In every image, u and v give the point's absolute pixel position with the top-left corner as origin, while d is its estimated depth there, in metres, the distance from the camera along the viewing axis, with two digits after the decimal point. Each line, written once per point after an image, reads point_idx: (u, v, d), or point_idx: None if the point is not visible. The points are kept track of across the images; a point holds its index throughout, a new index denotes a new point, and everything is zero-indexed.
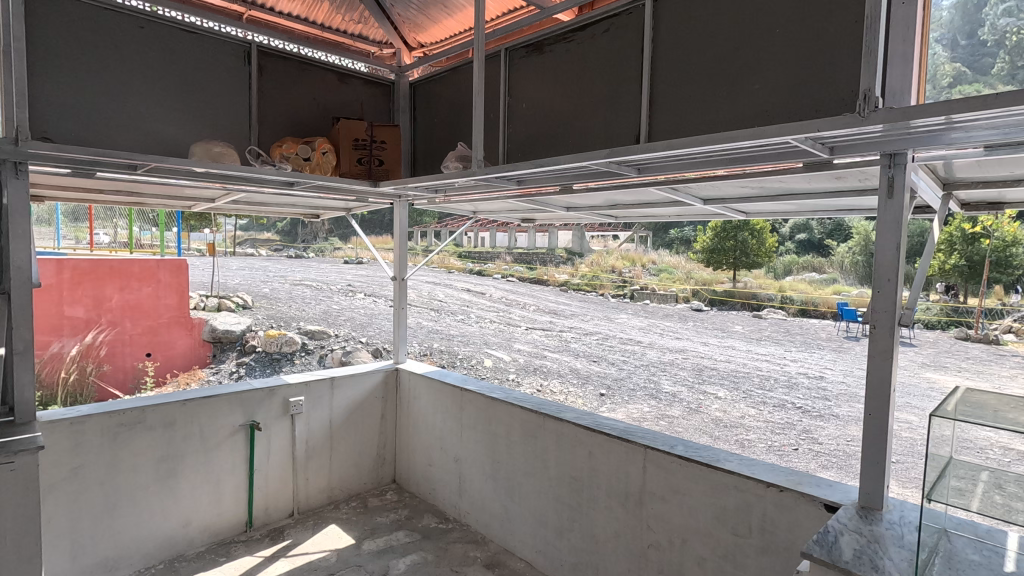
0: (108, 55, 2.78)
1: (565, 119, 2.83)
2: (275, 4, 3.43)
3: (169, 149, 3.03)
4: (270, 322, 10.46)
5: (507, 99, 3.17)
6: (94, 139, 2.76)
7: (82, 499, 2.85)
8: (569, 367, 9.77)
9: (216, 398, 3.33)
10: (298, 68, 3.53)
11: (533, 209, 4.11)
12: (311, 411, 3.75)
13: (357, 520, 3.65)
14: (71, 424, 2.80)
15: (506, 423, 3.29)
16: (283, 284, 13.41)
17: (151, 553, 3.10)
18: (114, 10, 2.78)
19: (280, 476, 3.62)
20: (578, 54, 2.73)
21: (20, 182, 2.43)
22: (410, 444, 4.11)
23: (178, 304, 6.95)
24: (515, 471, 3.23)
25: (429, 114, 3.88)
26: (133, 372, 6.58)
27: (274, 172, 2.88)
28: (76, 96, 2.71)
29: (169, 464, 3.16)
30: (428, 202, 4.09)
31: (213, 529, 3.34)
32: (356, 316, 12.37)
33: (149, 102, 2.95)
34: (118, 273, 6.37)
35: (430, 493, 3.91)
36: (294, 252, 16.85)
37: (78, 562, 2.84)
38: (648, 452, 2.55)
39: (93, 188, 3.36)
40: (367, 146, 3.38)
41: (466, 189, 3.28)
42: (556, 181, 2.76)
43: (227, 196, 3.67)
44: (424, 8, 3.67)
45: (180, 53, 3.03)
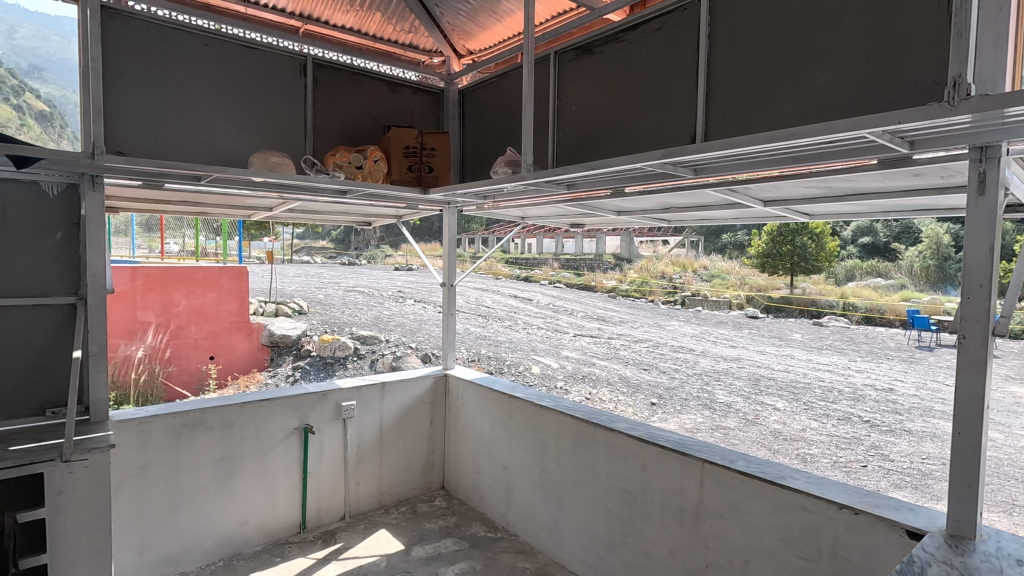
0: (174, 73, 2.92)
1: (615, 122, 2.76)
2: (331, 16, 3.51)
3: (229, 161, 3.16)
4: (324, 327, 10.79)
5: (556, 103, 3.13)
6: (162, 152, 2.90)
7: (148, 496, 2.98)
8: (619, 374, 9.61)
9: (273, 401, 3.42)
10: (351, 79, 3.61)
11: (582, 214, 4.02)
12: (362, 415, 3.81)
13: (406, 526, 3.67)
14: (139, 424, 2.94)
15: (556, 432, 3.23)
16: (337, 290, 13.83)
17: (211, 551, 3.20)
18: (181, 30, 2.92)
19: (333, 479, 3.69)
20: (630, 54, 2.66)
21: (97, 195, 2.62)
22: (458, 451, 4.11)
23: (239, 309, 7.22)
24: (564, 481, 3.16)
25: (478, 120, 3.89)
26: (197, 373, 6.92)
27: (328, 179, 2.93)
28: (147, 110, 2.85)
29: (227, 465, 3.25)
30: (477, 209, 4.10)
31: (269, 530, 3.42)
32: (405, 322, 12.57)
33: (211, 115, 3.07)
34: (184, 280, 6.70)
35: (478, 501, 3.89)
36: (346, 258, 17.32)
37: (144, 557, 2.98)
38: (705, 466, 2.43)
39: (161, 199, 3.55)
40: (417, 153, 3.41)
41: (515, 195, 3.25)
42: (607, 184, 2.68)
43: (283, 205, 3.79)
44: (474, 15, 3.69)
45: (241, 67, 3.15)
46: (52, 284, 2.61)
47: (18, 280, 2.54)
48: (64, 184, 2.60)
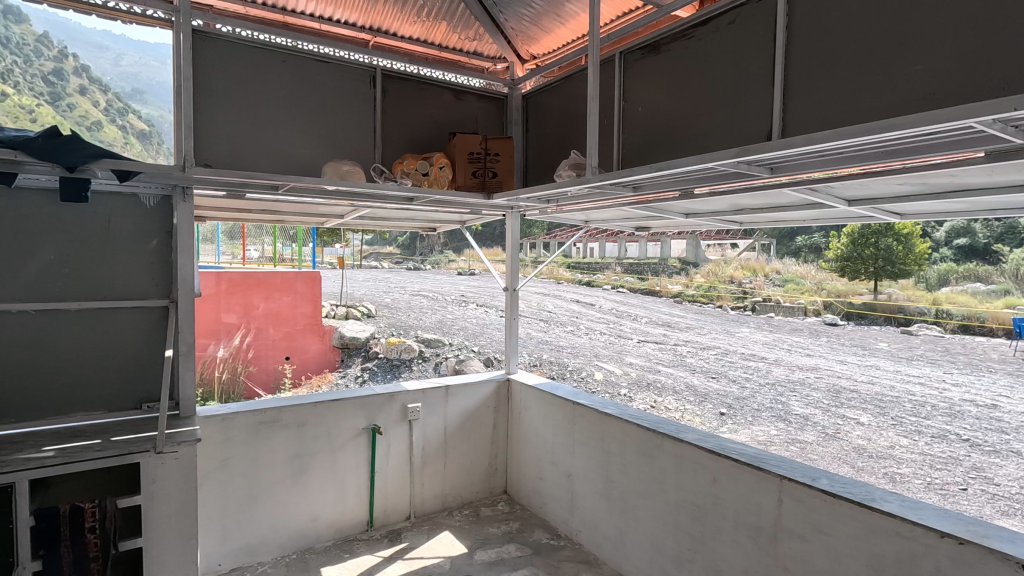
0: (255, 89, 3.10)
1: (684, 122, 2.68)
2: (399, 28, 3.58)
3: (304, 170, 3.31)
4: (390, 330, 11.15)
5: (621, 104, 3.07)
6: (244, 163, 3.08)
7: (229, 488, 3.16)
8: (685, 383, 9.31)
9: (343, 401, 3.54)
10: (417, 88, 3.70)
11: (648, 217, 3.90)
12: (427, 417, 3.88)
13: (469, 529, 3.69)
14: (222, 420, 3.12)
15: (621, 441, 3.15)
16: (403, 294, 14.26)
17: (285, 544, 3.35)
18: (261, 48, 3.09)
19: (399, 479, 3.77)
20: (699, 51, 2.56)
21: (187, 205, 2.83)
22: (520, 456, 4.09)
23: (312, 313, 7.58)
24: (630, 492, 3.07)
25: (541, 124, 3.88)
26: (273, 372, 7.29)
27: (396, 187, 3.00)
28: (231, 125, 3.04)
29: (301, 461, 3.39)
30: (540, 213, 4.08)
31: (338, 526, 3.54)
32: (468, 326, 12.75)
33: (288, 127, 3.23)
34: (263, 284, 7.11)
35: (541, 507, 3.85)
36: (412, 264, 17.86)
37: (225, 546, 3.15)
38: (783, 482, 2.29)
39: (243, 208, 3.78)
40: (482, 159, 3.44)
41: (579, 198, 3.21)
42: (676, 186, 2.59)
43: (354, 212, 3.93)
44: (538, 18, 3.61)
45: (315, 81, 3.30)
46: (147, 288, 2.84)
47: (118, 284, 2.77)
48: (159, 196, 2.81)
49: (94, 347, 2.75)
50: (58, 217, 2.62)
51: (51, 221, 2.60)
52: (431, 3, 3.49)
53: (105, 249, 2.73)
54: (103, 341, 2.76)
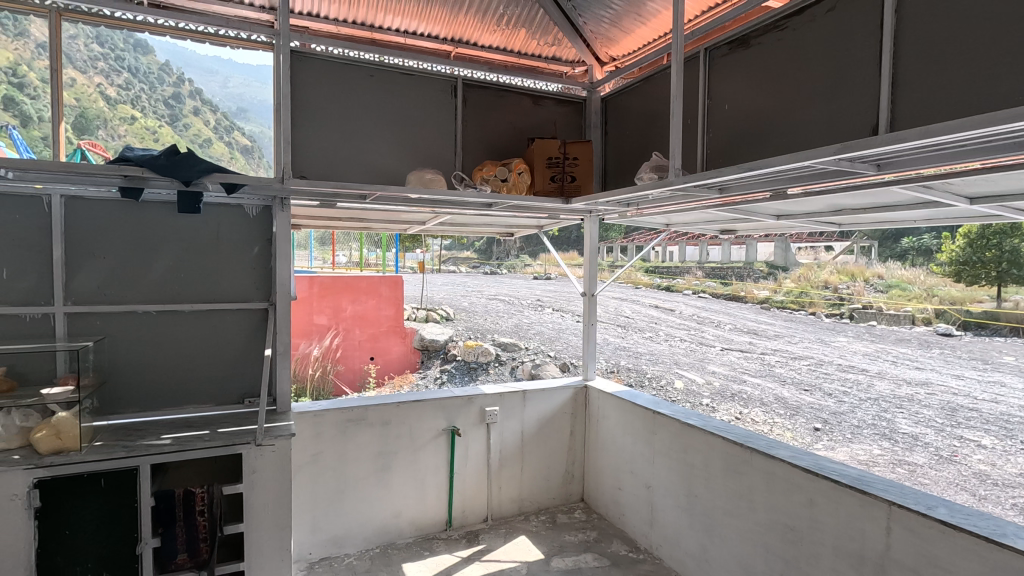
0: (346, 104, 3.28)
1: (776, 119, 2.53)
2: (479, 38, 3.64)
3: (389, 178, 3.45)
4: (468, 333, 11.38)
5: (706, 103, 2.96)
6: (335, 175, 3.26)
7: (319, 481, 3.34)
8: (774, 395, 8.80)
9: (424, 402, 3.64)
10: (496, 96, 3.76)
11: (736, 219, 3.71)
12: (505, 421, 3.90)
13: (546, 535, 3.67)
14: (313, 416, 3.32)
15: (705, 455, 3.01)
16: (481, 298, 14.52)
17: (370, 537, 3.50)
18: (351, 64, 3.27)
19: (476, 481, 3.82)
20: (793, 42, 2.41)
21: (284, 216, 3.00)
22: (598, 464, 4.02)
23: (394, 314, 7.89)
24: (715, 508, 2.93)
25: (621, 127, 3.80)
26: (359, 372, 7.67)
27: (475, 194, 3.06)
28: (323, 139, 3.23)
29: (385, 459, 3.52)
30: (620, 217, 4.00)
31: (419, 524, 3.64)
32: (544, 330, 12.75)
33: (375, 139, 3.38)
34: (351, 288, 7.50)
35: (619, 518, 3.76)
36: (488, 269, 18.12)
37: (316, 536, 3.34)
38: (892, 509, 2.08)
39: (335, 216, 4.01)
40: (560, 163, 3.42)
41: (661, 202, 3.12)
42: (766, 186, 2.44)
43: (435, 219, 4.05)
44: (618, 18, 3.54)
45: (400, 94, 3.44)
46: (250, 291, 3.07)
47: (225, 287, 3.03)
48: (261, 207, 3.04)
49: (205, 346, 3.01)
50: (177, 227, 2.90)
51: (169, 231, 2.89)
52: (511, 12, 3.53)
53: (216, 256, 3.00)
54: (212, 339, 3.02)
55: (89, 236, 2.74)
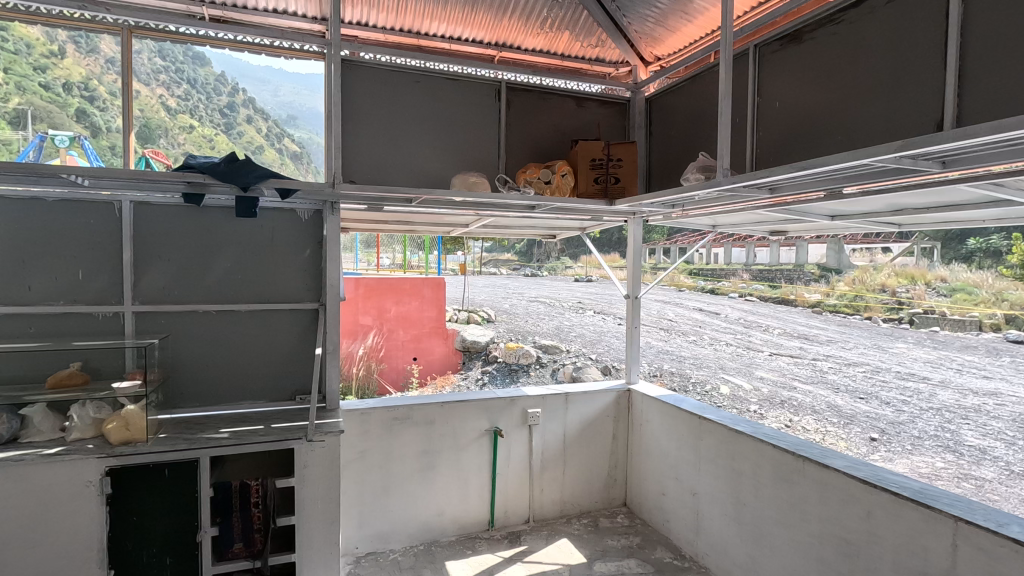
0: (393, 110, 3.36)
1: (830, 115, 2.45)
2: (523, 42, 3.66)
3: (434, 182, 3.52)
4: (509, 335, 11.44)
5: (755, 101, 2.89)
6: (382, 179, 3.35)
7: (366, 478, 3.43)
8: (826, 403, 8.45)
9: (467, 402, 3.68)
10: (540, 98, 3.77)
11: (786, 219, 3.59)
12: (547, 424, 3.90)
13: (588, 539, 3.64)
14: (361, 414, 3.41)
15: (754, 462, 2.93)
16: (522, 300, 14.55)
17: (414, 534, 3.56)
18: (398, 71, 3.35)
19: (519, 482, 3.83)
20: (850, 36, 2.32)
21: (334, 220, 3.11)
22: (642, 469, 3.96)
23: (437, 316, 8.02)
24: (765, 518, 2.84)
25: (666, 127, 3.75)
26: (403, 372, 7.82)
27: (519, 197, 3.08)
28: (372, 144, 3.32)
29: (429, 458, 3.58)
30: (664, 218, 3.94)
31: (462, 523, 3.69)
32: (586, 333, 12.67)
33: (421, 144, 3.45)
34: (395, 289, 7.64)
35: (663, 524, 3.69)
36: (530, 270, 18.10)
37: (362, 531, 3.43)
38: (958, 525, 1.97)
39: (381, 219, 4.11)
40: (604, 164, 3.41)
41: (708, 202, 3.06)
42: (820, 186, 2.36)
43: (478, 221, 4.10)
44: (663, 18, 3.48)
45: (446, 98, 3.50)
46: (302, 292, 3.19)
47: (279, 288, 3.15)
48: (312, 211, 3.16)
49: (260, 344, 3.14)
50: (235, 231, 3.04)
51: (228, 235, 3.03)
52: (555, 14, 3.53)
53: (271, 259, 3.12)
54: (266, 338, 3.15)
55: (155, 240, 2.91)
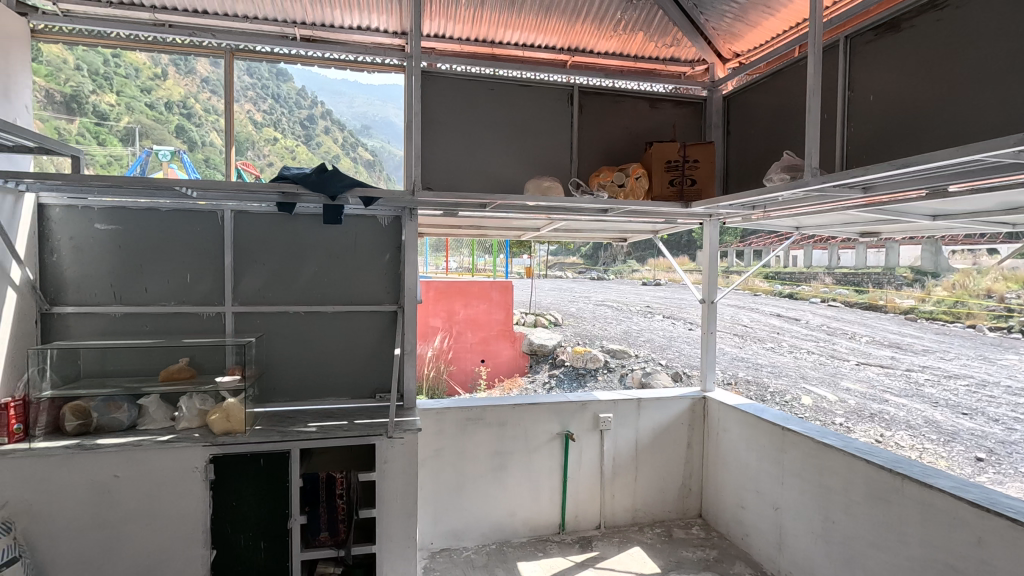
0: (467, 118, 3.45)
1: (934, 108, 2.28)
2: (596, 45, 3.66)
3: (507, 187, 3.58)
4: (576, 339, 11.39)
5: (846, 95, 2.73)
6: (457, 185, 3.45)
7: (441, 476, 3.54)
8: (923, 417, 7.80)
9: (539, 405, 3.71)
10: (612, 101, 3.74)
11: (880, 220, 3.36)
12: (619, 429, 3.86)
13: (661, 549, 3.57)
14: (436, 413, 3.52)
15: (845, 479, 2.76)
16: (588, 304, 14.44)
17: (486, 533, 3.62)
18: (473, 80, 3.44)
19: (590, 487, 3.81)
20: (958, 22, 2.15)
21: (412, 224, 3.27)
22: (719, 479, 3.82)
23: (505, 318, 8.10)
24: (857, 539, 2.67)
25: (746, 127, 3.62)
26: (471, 373, 7.99)
27: (592, 200, 3.08)
28: (447, 152, 3.43)
29: (501, 458, 3.63)
30: (743, 220, 3.80)
31: (533, 524, 3.71)
32: (655, 338, 12.38)
33: (494, 150, 3.53)
34: (463, 292, 7.80)
35: (742, 539, 3.55)
36: (596, 274, 17.87)
37: (437, 527, 3.53)
38: None
39: (455, 224, 4.22)
40: (680, 166, 3.33)
41: (793, 203, 2.92)
42: (920, 184, 2.20)
43: (549, 224, 4.11)
44: (742, 13, 3.35)
45: (519, 105, 3.55)
46: (382, 294, 3.34)
47: (362, 291, 3.31)
48: (392, 217, 3.30)
49: (344, 344, 3.31)
50: (322, 237, 3.23)
51: (315, 241, 3.23)
52: (629, 16, 3.50)
53: (355, 263, 3.29)
54: (350, 339, 3.31)
55: (252, 246, 3.15)
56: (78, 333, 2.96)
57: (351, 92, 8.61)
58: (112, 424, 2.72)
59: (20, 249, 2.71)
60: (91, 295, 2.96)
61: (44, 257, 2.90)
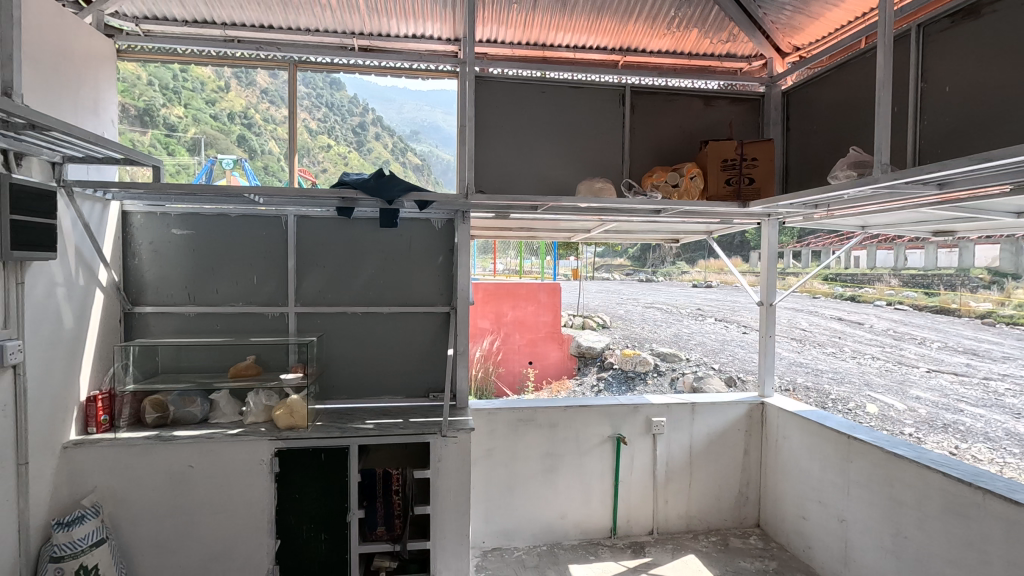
0: (519, 121, 3.48)
1: (1019, 97, 2.13)
2: (648, 44, 3.62)
3: (558, 189, 3.59)
4: (625, 342, 11.24)
5: (918, 87, 2.59)
6: (509, 188, 3.48)
7: (493, 476, 3.57)
8: (1003, 429, 7.26)
9: (590, 408, 3.68)
10: (665, 100, 3.69)
11: (956, 218, 3.17)
12: (672, 434, 3.79)
13: (717, 558, 3.47)
14: (488, 414, 3.56)
15: (919, 493, 2.61)
16: (637, 306, 14.21)
17: (537, 535, 3.63)
18: (525, 83, 3.46)
19: (643, 492, 3.75)
20: None
21: (465, 228, 3.27)
22: (779, 488, 3.69)
23: (552, 320, 8.06)
24: (932, 555, 2.52)
25: (807, 122, 3.49)
26: (518, 375, 8.03)
27: (645, 201, 3.04)
28: (499, 155, 3.47)
29: (552, 460, 3.63)
30: (805, 220, 3.66)
31: (584, 527, 3.69)
32: (707, 341, 12.06)
33: (545, 152, 3.54)
34: (511, 294, 7.85)
35: (804, 551, 3.41)
36: (643, 275, 17.30)
37: (489, 527, 3.57)
38: None
39: (505, 226, 4.25)
40: (737, 165, 3.24)
41: (859, 201, 2.79)
42: (1004, 180, 2.06)
43: (600, 226, 4.08)
44: (803, 5, 3.25)
45: (570, 107, 3.55)
46: (435, 296, 3.40)
47: (416, 293, 3.39)
48: (445, 220, 3.37)
49: (399, 344, 3.39)
50: (379, 240, 3.33)
51: (371, 244, 3.33)
52: (683, 13, 3.43)
53: (409, 266, 3.37)
54: (404, 339, 3.40)
55: (313, 249, 3.28)
56: (156, 331, 3.17)
57: (401, 98, 8.82)
58: (186, 417, 2.91)
59: (106, 253, 2.92)
60: (168, 296, 3.16)
61: (126, 261, 3.12)
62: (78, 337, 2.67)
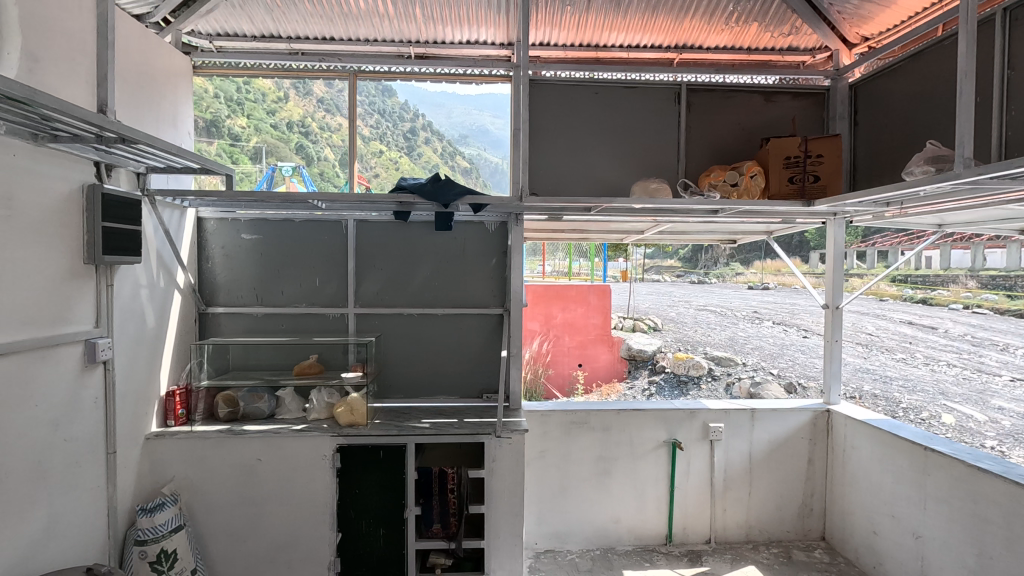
0: (572, 123, 3.48)
1: None
2: (704, 41, 3.53)
3: (612, 190, 3.56)
4: (677, 345, 10.98)
5: (1004, 74, 2.41)
6: (562, 190, 3.51)
7: (546, 477, 3.58)
8: None
9: (645, 411, 3.63)
10: (723, 97, 3.60)
11: None
12: (730, 441, 3.68)
13: (780, 571, 3.34)
14: (541, 416, 3.56)
15: (1009, 511, 2.42)
16: (689, 309, 13.84)
17: (590, 538, 3.61)
18: (578, 85, 3.46)
19: (700, 499, 3.66)
20: None
21: (517, 229, 3.29)
22: (847, 501, 3.51)
23: (602, 323, 7.94)
24: None
25: (877, 116, 3.32)
26: (568, 377, 7.99)
27: (703, 201, 2.97)
28: (552, 157, 3.49)
29: (605, 463, 3.60)
30: (874, 218, 3.48)
31: (638, 533, 3.63)
32: (764, 345, 11.61)
33: (598, 153, 3.52)
34: (561, 296, 7.81)
35: (875, 567, 3.23)
36: (694, 276, 16.26)
37: (541, 528, 3.58)
38: None
39: (557, 228, 4.25)
40: (800, 163, 3.12)
41: (937, 198, 2.62)
42: None
43: (654, 227, 4.02)
44: None
45: (624, 108, 3.52)
46: (489, 298, 3.44)
47: (470, 295, 3.44)
48: (499, 223, 3.40)
49: (453, 345, 3.45)
50: (435, 242, 3.41)
51: (427, 247, 3.41)
52: (742, 8, 3.32)
53: (464, 268, 3.43)
54: (459, 339, 3.45)
55: (371, 252, 3.38)
56: (227, 331, 3.35)
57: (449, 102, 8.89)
58: (255, 412, 3.07)
59: (183, 257, 3.11)
60: (238, 297, 3.34)
61: (201, 264, 3.32)
62: (159, 335, 2.86)
